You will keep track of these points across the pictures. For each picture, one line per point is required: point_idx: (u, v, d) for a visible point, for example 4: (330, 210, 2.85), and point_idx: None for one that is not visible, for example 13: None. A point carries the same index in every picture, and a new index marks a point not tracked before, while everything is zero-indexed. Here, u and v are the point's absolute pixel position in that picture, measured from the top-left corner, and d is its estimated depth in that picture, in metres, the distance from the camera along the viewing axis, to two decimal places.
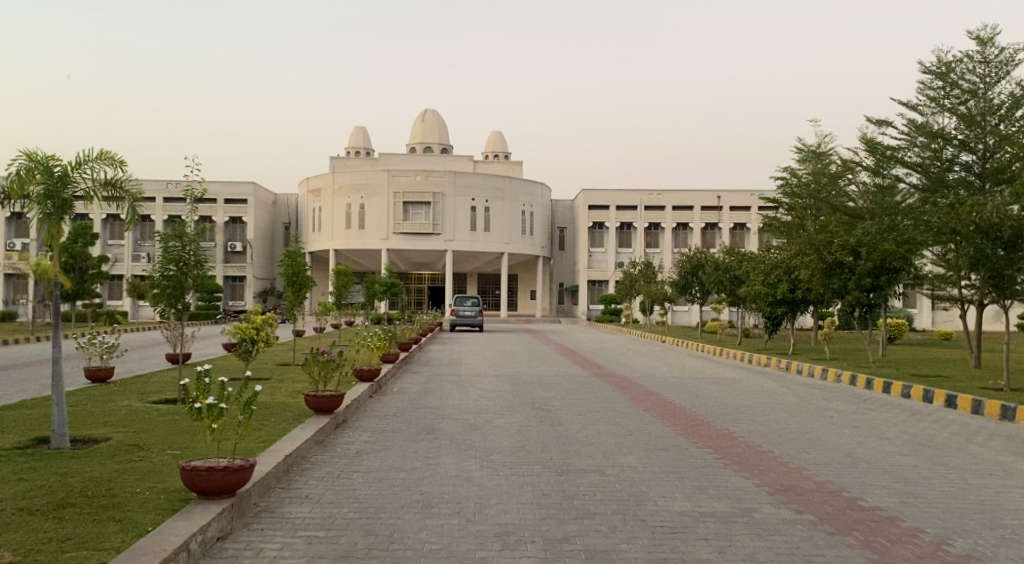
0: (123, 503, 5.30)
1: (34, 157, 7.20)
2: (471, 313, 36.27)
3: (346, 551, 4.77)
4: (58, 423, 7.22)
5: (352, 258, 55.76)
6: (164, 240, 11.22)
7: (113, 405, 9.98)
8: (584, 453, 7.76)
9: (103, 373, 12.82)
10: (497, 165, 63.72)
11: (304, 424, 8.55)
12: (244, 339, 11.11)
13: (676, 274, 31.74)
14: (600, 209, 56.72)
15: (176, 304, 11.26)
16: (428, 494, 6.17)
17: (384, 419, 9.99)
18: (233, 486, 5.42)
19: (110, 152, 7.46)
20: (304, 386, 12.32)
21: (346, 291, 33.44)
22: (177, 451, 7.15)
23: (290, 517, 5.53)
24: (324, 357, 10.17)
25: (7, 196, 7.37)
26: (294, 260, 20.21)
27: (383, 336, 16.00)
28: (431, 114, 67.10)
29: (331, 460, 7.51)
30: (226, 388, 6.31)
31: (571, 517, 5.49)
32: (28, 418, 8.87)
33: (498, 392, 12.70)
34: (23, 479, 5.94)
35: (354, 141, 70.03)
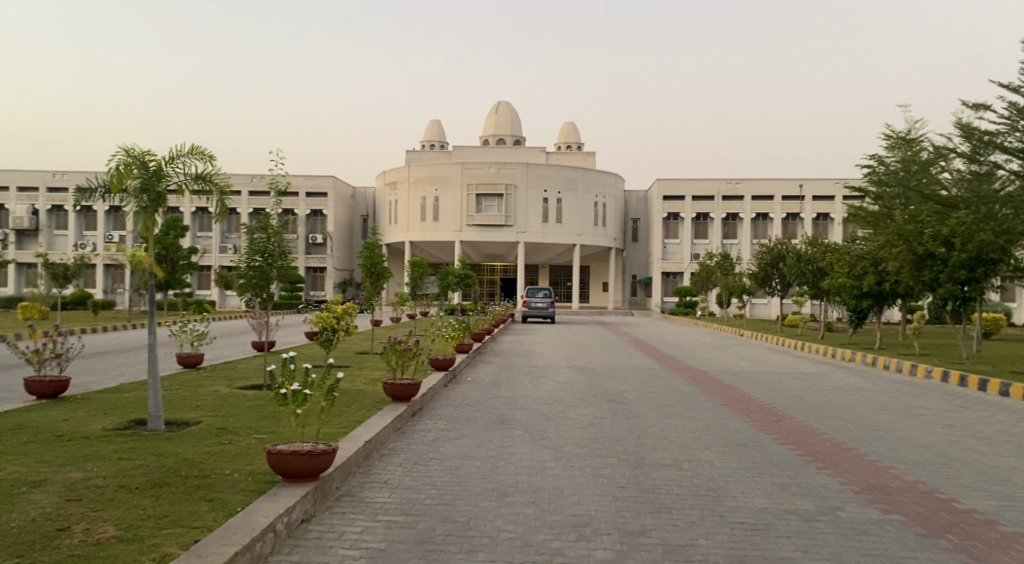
0: (215, 485, 5.54)
1: (132, 152, 7.63)
2: (543, 304, 36.16)
3: (425, 537, 4.85)
4: (154, 406, 7.60)
5: (427, 250, 56.59)
6: (250, 232, 11.61)
7: (204, 390, 10.46)
8: (660, 447, 7.66)
9: (194, 360, 13.43)
10: (570, 157, 63.42)
11: (383, 411, 8.78)
12: (324, 327, 11.36)
13: (755, 266, 30.76)
14: (675, 200, 55.68)
15: (260, 293, 11.73)
16: (503, 483, 6.22)
17: (458, 408, 10.13)
18: (316, 471, 5.60)
19: (200, 147, 7.77)
20: (381, 374, 12.57)
21: (422, 282, 33.96)
22: (263, 435, 7.43)
23: (370, 501, 5.68)
24: (400, 345, 10.35)
25: (106, 190, 7.81)
26: (372, 252, 20.56)
27: (457, 326, 16.13)
28: (504, 106, 67.36)
29: (408, 446, 7.68)
30: (309, 375, 6.52)
31: (648, 510, 5.44)
32: (127, 401, 9.39)
33: (570, 383, 12.70)
34: (123, 459, 6.30)
35: (429, 134, 70.94)
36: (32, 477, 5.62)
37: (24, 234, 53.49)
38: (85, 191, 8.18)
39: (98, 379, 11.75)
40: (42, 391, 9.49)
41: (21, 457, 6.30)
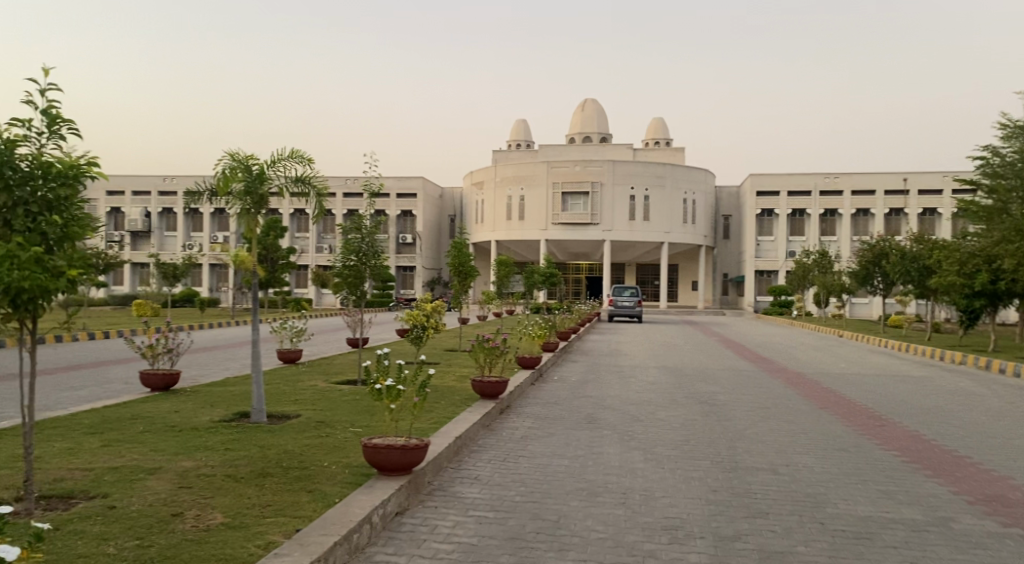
0: (315, 476, 5.76)
1: (237, 157, 8.05)
2: (630, 303, 35.71)
3: (516, 533, 4.88)
4: (257, 399, 7.97)
5: (513, 249, 56.95)
6: (345, 232, 12.01)
7: (303, 384, 10.88)
8: (754, 450, 7.45)
9: (293, 355, 13.98)
10: (657, 153, 62.48)
11: (471, 408, 8.89)
12: (415, 325, 11.60)
13: (855, 263, 29.46)
14: (769, 195, 53.91)
15: (355, 291, 12.12)
16: (592, 483, 6.19)
17: (547, 406, 10.17)
18: (410, 465, 5.73)
19: (299, 152, 8.11)
20: (471, 371, 12.72)
21: (508, 280, 34.14)
22: (359, 429, 7.67)
23: (462, 496, 5.77)
24: (488, 343, 10.45)
25: (214, 193, 8.25)
26: (460, 250, 20.79)
27: (543, 325, 16.12)
28: (590, 104, 67.05)
29: (497, 443, 7.76)
30: (402, 370, 6.70)
31: (743, 514, 5.29)
32: (232, 395, 9.88)
33: (659, 384, 12.51)
34: (230, 449, 6.64)
35: (515, 133, 71.38)
36: (148, 464, 5.99)
37: (138, 235, 57.08)
38: (194, 194, 8.65)
39: (204, 374, 12.37)
40: (156, 383, 10.09)
41: (138, 445, 6.72)
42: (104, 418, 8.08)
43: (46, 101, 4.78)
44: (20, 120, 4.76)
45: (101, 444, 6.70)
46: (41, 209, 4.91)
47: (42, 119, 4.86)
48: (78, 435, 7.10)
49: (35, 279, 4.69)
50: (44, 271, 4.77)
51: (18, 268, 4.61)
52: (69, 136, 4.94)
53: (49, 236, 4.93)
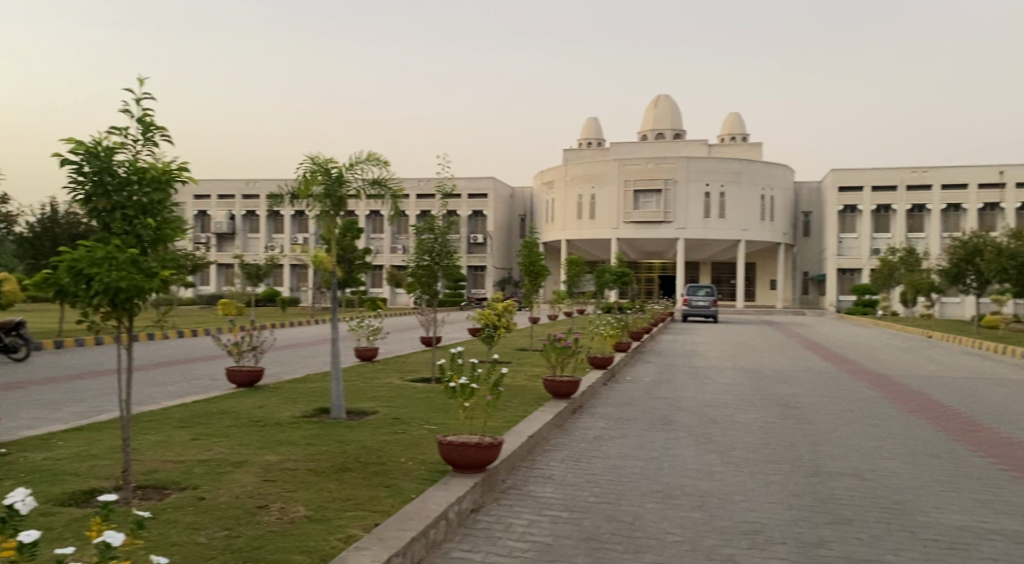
0: (392, 472, 5.87)
1: (316, 161, 8.30)
2: (705, 303, 35.02)
3: (591, 534, 4.86)
4: (336, 396, 8.18)
5: (584, 248, 56.73)
6: (419, 233, 12.21)
7: (379, 382, 11.12)
8: (838, 455, 7.18)
9: (369, 353, 14.29)
10: (733, 149, 61.03)
11: (543, 407, 8.89)
12: (486, 324, 11.69)
13: (945, 261, 28.08)
14: (852, 191, 51.89)
15: (428, 291, 12.29)
16: (668, 485, 6.10)
17: (620, 406, 10.08)
18: (484, 462, 5.78)
19: (376, 155, 8.30)
20: (543, 370, 12.72)
21: (579, 279, 33.97)
22: (433, 426, 7.77)
23: (536, 495, 5.77)
24: (560, 342, 10.40)
25: (296, 195, 8.53)
26: (531, 250, 20.79)
27: (616, 325, 15.97)
28: (663, 100, 66.08)
29: (570, 443, 7.73)
30: (475, 369, 6.76)
31: (826, 521, 5.12)
32: (313, 391, 10.18)
33: (736, 385, 12.20)
34: (311, 444, 6.83)
35: (586, 131, 71.03)
36: (235, 457, 6.24)
37: (223, 238, 59.51)
38: (276, 197, 8.96)
39: (285, 371, 12.78)
40: (240, 379, 10.49)
41: (226, 439, 7.01)
42: (194, 412, 8.47)
43: (141, 110, 5.05)
44: (118, 128, 5.03)
45: (191, 438, 7.01)
46: (136, 212, 5.17)
47: (137, 126, 5.12)
48: (171, 429, 7.46)
49: (131, 279, 4.96)
50: (139, 272, 5.04)
51: (116, 270, 4.90)
52: (162, 143, 5.20)
53: (144, 239, 5.20)
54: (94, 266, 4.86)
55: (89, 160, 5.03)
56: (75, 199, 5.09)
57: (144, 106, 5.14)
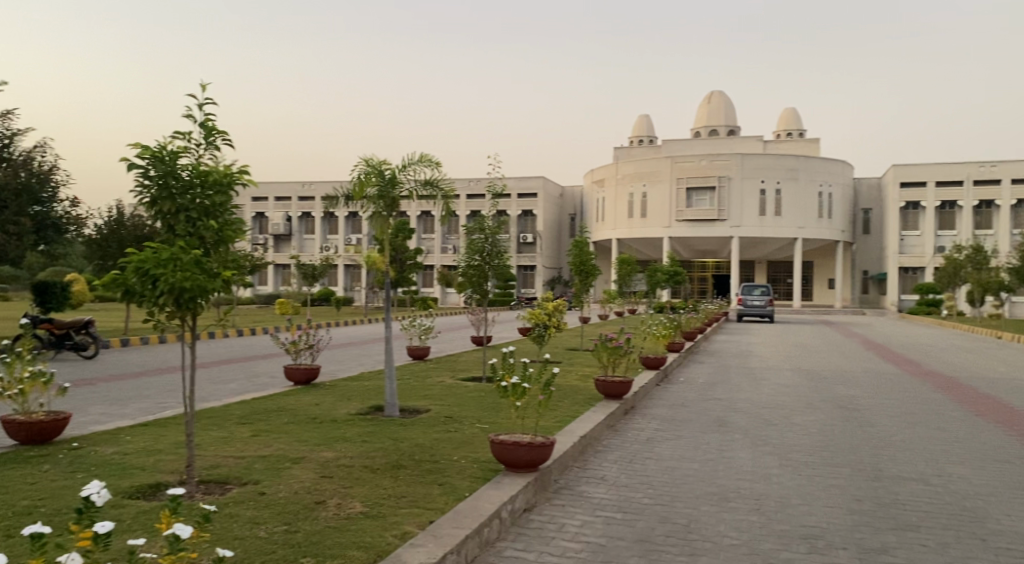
0: (445, 470, 5.92)
1: (371, 162, 8.44)
2: (760, 302, 34.33)
3: (645, 536, 4.82)
4: (390, 394, 8.29)
5: (635, 247, 56.25)
6: (470, 233, 12.28)
7: (431, 380, 11.22)
8: (902, 459, 6.96)
9: (421, 351, 14.44)
10: (789, 145, 59.75)
11: (596, 407, 8.86)
12: (537, 324, 11.68)
13: (1016, 259, 26.96)
14: (915, 186, 50.25)
15: (478, 290, 12.34)
16: (724, 487, 6.00)
17: (673, 407, 9.97)
18: (536, 462, 5.78)
19: (428, 156, 8.39)
20: (594, 370, 12.67)
21: (631, 278, 33.71)
22: (485, 425, 7.83)
23: (589, 496, 5.75)
24: (611, 342, 10.32)
25: (350, 196, 8.68)
26: (581, 250, 20.71)
27: (668, 324, 15.80)
28: (716, 96, 65.12)
29: (623, 444, 7.68)
30: (527, 368, 6.76)
31: (890, 526, 4.97)
32: (366, 389, 10.34)
33: (793, 387, 11.92)
34: (366, 441, 6.95)
35: (637, 129, 70.47)
36: (292, 454, 6.38)
37: (280, 239, 60.91)
38: (331, 199, 9.13)
39: (339, 370, 13.01)
40: (298, 377, 10.71)
41: (284, 436, 7.18)
42: (253, 409, 8.69)
43: (203, 114, 5.20)
44: (181, 132, 5.20)
45: (251, 434, 7.20)
46: (199, 215, 5.33)
47: (200, 131, 5.28)
48: (232, 426, 7.67)
49: (194, 279, 5.11)
50: (202, 272, 5.19)
51: (180, 270, 5.07)
52: (223, 147, 5.36)
53: (206, 240, 5.36)
54: (160, 267, 5.03)
55: (155, 165, 5.21)
56: (142, 203, 5.27)
57: (206, 111, 5.29)
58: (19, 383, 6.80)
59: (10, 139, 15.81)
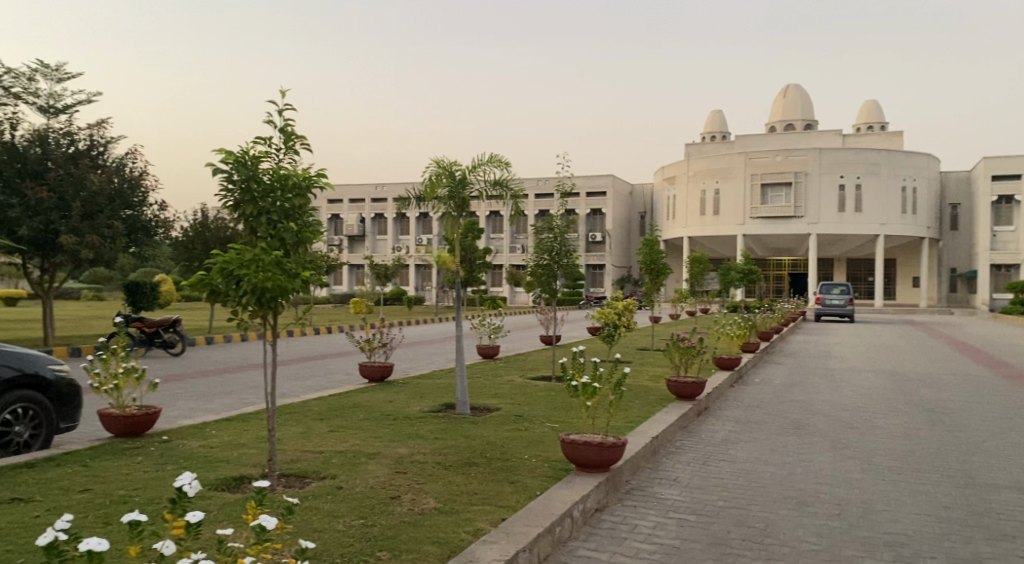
0: (516, 468, 5.96)
1: (442, 163, 8.54)
2: (840, 301, 33.15)
3: (720, 539, 4.74)
4: (461, 392, 8.38)
5: (706, 244, 55.20)
6: (539, 232, 12.31)
7: (501, 379, 11.30)
8: (994, 466, 6.61)
9: (491, 350, 14.56)
10: (870, 138, 57.57)
11: (668, 408, 8.75)
12: (607, 323, 11.59)
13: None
14: (1008, 180, 47.71)
15: (547, 289, 12.34)
16: (802, 492, 5.83)
17: (748, 409, 9.75)
18: (607, 462, 5.76)
19: (498, 156, 8.45)
20: (666, 371, 12.51)
21: (703, 277, 33.09)
22: (556, 424, 7.83)
23: (661, 497, 5.69)
24: (684, 342, 10.15)
25: (422, 198, 8.81)
26: (652, 248, 20.45)
27: (743, 324, 15.45)
28: (793, 89, 63.33)
29: (696, 446, 7.56)
30: (598, 368, 6.73)
31: (982, 536, 4.73)
32: (437, 387, 10.49)
33: (875, 389, 11.48)
34: (439, 438, 7.05)
35: (710, 125, 69.19)
36: (368, 449, 6.54)
37: (354, 240, 62.40)
38: (404, 200, 9.30)
39: (412, 367, 13.24)
40: (373, 374, 10.96)
41: (360, 432, 7.37)
42: (330, 405, 8.94)
43: (283, 120, 5.38)
44: (263, 138, 5.39)
45: (329, 430, 7.41)
46: (280, 217, 5.51)
47: (280, 136, 5.47)
48: (310, 421, 7.92)
49: (276, 280, 5.31)
50: (283, 273, 5.39)
51: (262, 270, 5.28)
52: (302, 151, 5.53)
53: (286, 241, 5.54)
54: (243, 267, 5.25)
55: (238, 169, 5.39)
56: (226, 206, 5.47)
57: (286, 116, 5.47)
58: (114, 380, 7.16)
59: (104, 147, 16.67)
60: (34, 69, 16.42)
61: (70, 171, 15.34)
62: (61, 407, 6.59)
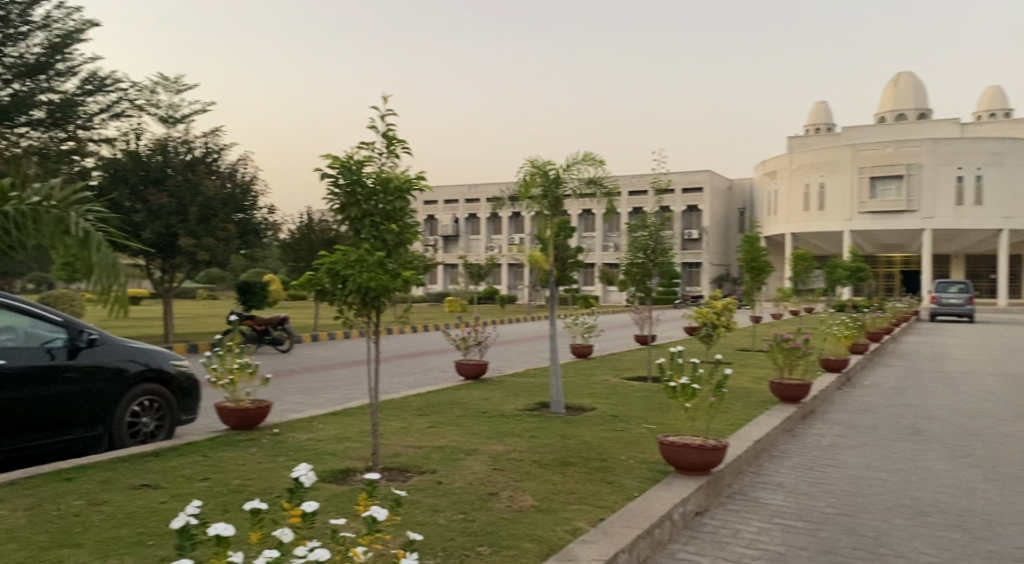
0: (613, 469, 5.92)
1: (536, 164, 8.59)
2: (958, 300, 31.12)
3: (829, 547, 4.55)
4: (556, 391, 8.40)
5: (810, 241, 53.04)
6: (634, 231, 12.18)
7: (596, 379, 11.25)
8: None
9: (584, 350, 14.49)
10: (993, 126, 53.78)
11: (771, 411, 8.48)
12: (704, 323, 11.32)
13: None
14: None
15: (642, 287, 12.19)
16: (919, 501, 5.52)
17: (857, 413, 9.31)
18: (708, 465, 5.64)
19: (592, 154, 8.41)
20: (767, 373, 12.11)
21: (807, 275, 31.77)
22: (652, 425, 7.73)
23: (765, 502, 5.52)
24: (788, 343, 9.79)
25: (516, 197, 8.89)
26: (752, 246, 19.84)
27: (851, 324, 14.74)
28: (904, 77, 60.01)
29: (801, 450, 7.29)
30: (697, 369, 6.59)
31: None
32: (532, 386, 10.56)
33: (1000, 394, 10.70)
34: (535, 437, 7.09)
35: (813, 117, 66.50)
36: (465, 446, 6.66)
37: (449, 240, 63.53)
38: (499, 200, 9.41)
39: (506, 366, 13.38)
40: (468, 371, 11.15)
41: (458, 428, 7.51)
42: (429, 402, 9.16)
43: (386, 125, 5.56)
44: (366, 143, 5.58)
45: (428, 426, 7.60)
46: (383, 219, 5.69)
47: (383, 141, 5.64)
48: (410, 417, 8.12)
49: (379, 279, 5.51)
50: (385, 273, 5.57)
51: (366, 270, 5.48)
52: (401, 154, 5.69)
53: (389, 243, 5.71)
54: (349, 268, 5.46)
55: (344, 174, 5.60)
56: (333, 209, 5.69)
57: (388, 121, 5.63)
58: (229, 374, 7.58)
59: (218, 154, 17.65)
60: (156, 82, 17.56)
61: (188, 178, 16.34)
62: (183, 400, 7.04)
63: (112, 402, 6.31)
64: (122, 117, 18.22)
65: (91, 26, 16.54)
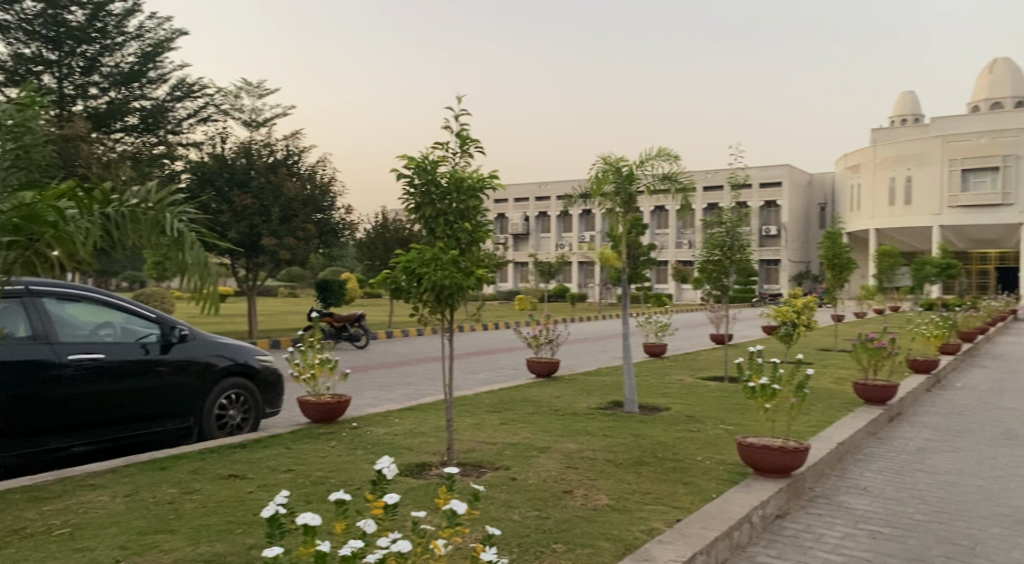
0: (689, 470, 5.83)
1: (609, 160, 8.53)
2: None
3: (920, 555, 4.36)
4: (629, 390, 8.32)
5: (895, 236, 50.84)
6: (709, 227, 11.94)
7: (670, 378, 11.11)
8: None
9: (658, 349, 14.30)
10: None
11: (855, 413, 8.18)
12: (784, 322, 11.00)
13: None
14: None
15: (718, 284, 11.93)
16: (1018, 510, 5.22)
17: (948, 416, 8.87)
18: (789, 467, 5.48)
19: (666, 149, 8.28)
20: (851, 373, 11.68)
21: (893, 272, 30.48)
22: (729, 426, 7.58)
23: (850, 507, 5.32)
24: (873, 342, 9.41)
25: (589, 195, 8.84)
26: (835, 242, 19.18)
27: (941, 323, 14.05)
28: (1000, 64, 56.88)
29: (887, 454, 7.00)
30: (777, 369, 6.40)
31: None
32: (605, 384, 10.52)
33: None
34: (609, 436, 7.04)
35: (900, 108, 63.76)
36: (539, 443, 6.67)
37: (520, 238, 63.81)
38: (571, 198, 9.37)
39: (580, 364, 13.35)
40: (540, 369, 11.17)
41: (531, 426, 7.54)
42: (501, 399, 9.22)
43: (459, 124, 5.61)
44: (440, 143, 5.66)
45: (501, 423, 7.65)
46: (456, 217, 5.76)
47: (457, 140, 5.70)
48: (484, 414, 8.20)
49: (453, 277, 5.57)
50: (458, 270, 5.64)
51: (440, 268, 5.56)
52: (474, 153, 5.74)
53: (462, 241, 5.78)
54: (424, 266, 5.54)
55: (419, 174, 5.71)
56: (408, 208, 5.79)
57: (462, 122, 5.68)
58: (310, 369, 7.82)
59: (298, 156, 18.17)
60: (240, 87, 18.24)
61: (270, 179, 16.93)
62: (267, 393, 7.30)
63: (202, 394, 6.61)
64: (209, 122, 19.01)
65: (180, 36, 17.33)
